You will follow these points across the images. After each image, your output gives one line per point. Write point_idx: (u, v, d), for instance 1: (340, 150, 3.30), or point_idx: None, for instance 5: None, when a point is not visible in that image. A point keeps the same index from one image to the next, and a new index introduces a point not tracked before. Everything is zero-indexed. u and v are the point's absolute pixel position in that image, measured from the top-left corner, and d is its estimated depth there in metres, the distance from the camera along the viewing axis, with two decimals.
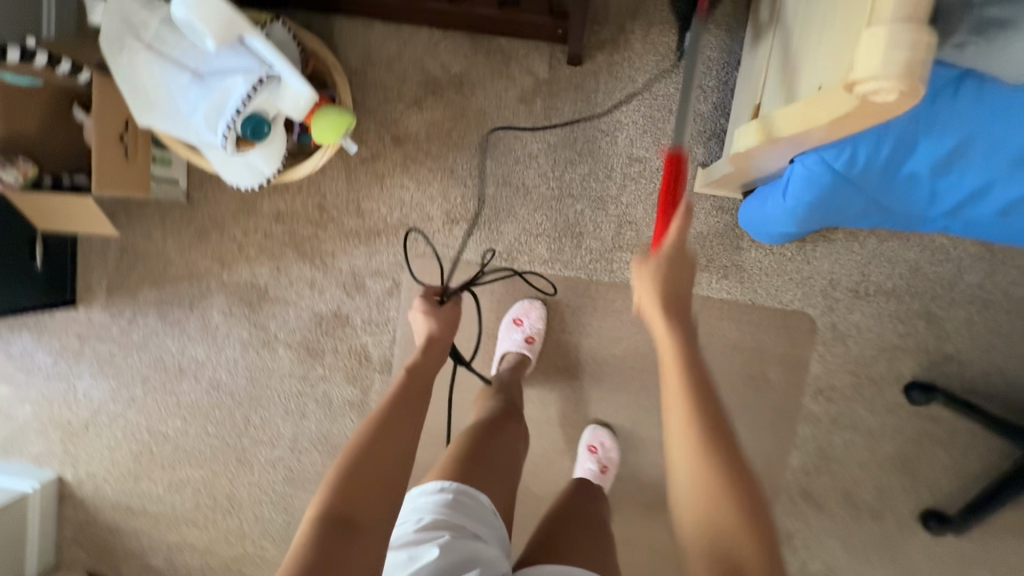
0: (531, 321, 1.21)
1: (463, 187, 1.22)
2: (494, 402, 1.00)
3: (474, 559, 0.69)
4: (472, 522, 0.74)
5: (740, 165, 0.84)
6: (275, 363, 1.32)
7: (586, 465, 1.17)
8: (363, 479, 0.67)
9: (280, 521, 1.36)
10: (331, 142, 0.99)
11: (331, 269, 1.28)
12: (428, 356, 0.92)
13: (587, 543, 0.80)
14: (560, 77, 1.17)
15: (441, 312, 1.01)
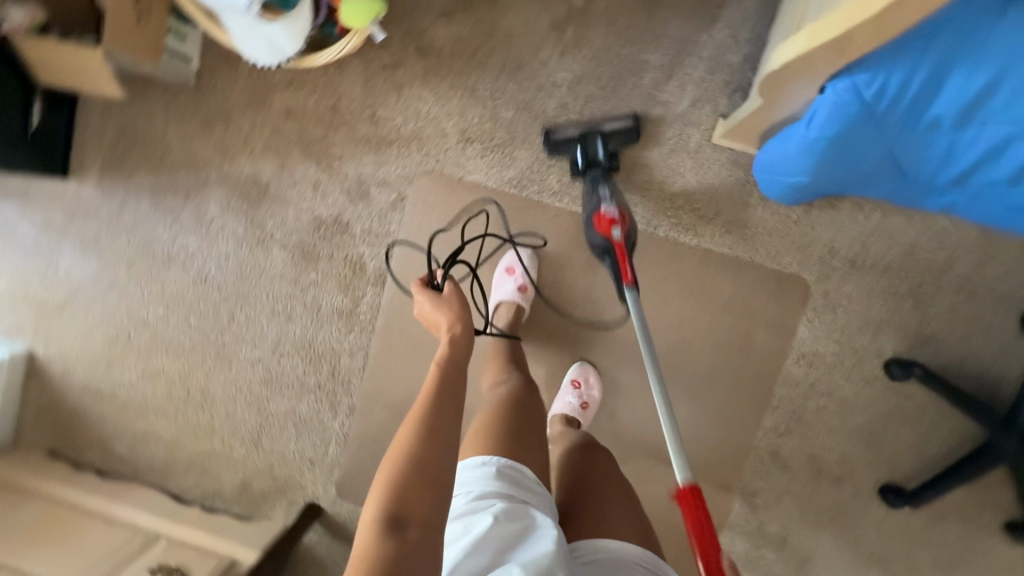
0: (522, 270, 1.21)
1: (482, 108, 1.21)
2: (508, 375, 0.98)
3: (532, 528, 0.68)
4: (522, 490, 0.73)
5: (767, 95, 0.86)
6: (268, 262, 1.30)
7: (569, 399, 1.17)
8: (409, 481, 0.63)
9: (252, 423, 1.35)
10: (361, 24, 1.00)
11: (337, 174, 1.26)
12: (453, 345, 0.85)
13: (631, 513, 0.81)
14: (595, 7, 1.16)
15: (456, 298, 0.92)
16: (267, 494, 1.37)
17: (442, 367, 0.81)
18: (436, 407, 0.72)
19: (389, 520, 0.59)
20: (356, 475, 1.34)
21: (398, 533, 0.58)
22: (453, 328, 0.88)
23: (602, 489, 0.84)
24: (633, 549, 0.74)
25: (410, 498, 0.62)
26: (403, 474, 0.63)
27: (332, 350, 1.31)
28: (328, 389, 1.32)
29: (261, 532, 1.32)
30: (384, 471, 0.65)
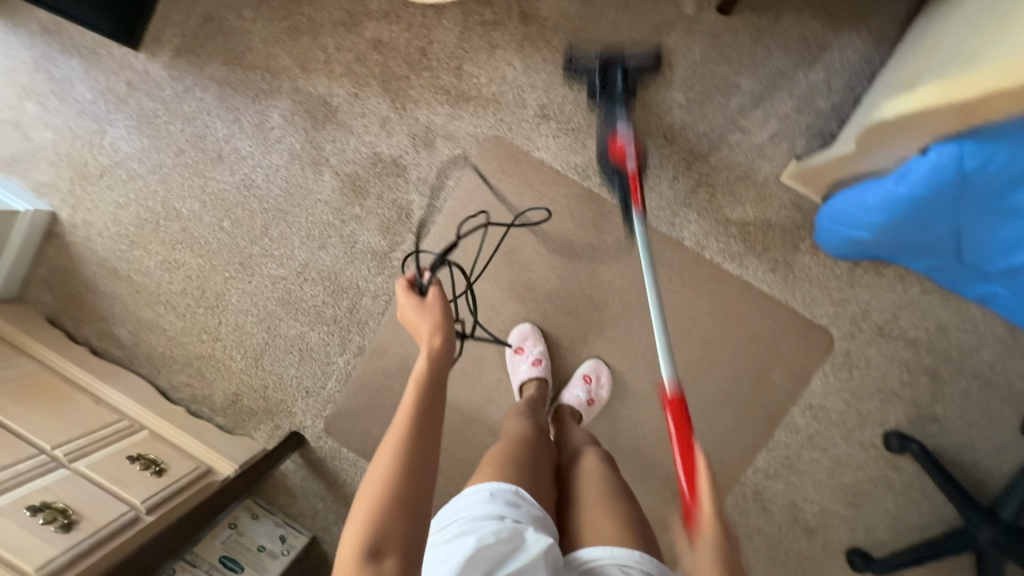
0: (531, 346, 1.23)
1: (568, 89, 1.21)
2: (523, 420, 0.98)
3: (524, 547, 0.65)
4: (512, 510, 0.70)
5: (870, 138, 0.87)
6: (316, 185, 1.29)
7: (577, 391, 1.19)
8: (390, 511, 0.57)
9: (258, 338, 1.34)
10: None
11: (408, 117, 1.25)
12: (433, 358, 0.76)
13: (619, 511, 0.76)
14: (703, 22, 1.18)
15: (440, 302, 0.83)
16: (254, 413, 1.35)
17: (420, 383, 0.72)
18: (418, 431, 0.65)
19: (365, 556, 0.54)
20: (348, 415, 1.33)
21: (375, 563, 0.54)
22: (433, 338, 0.79)
23: (596, 490, 0.80)
24: (624, 552, 0.69)
25: (388, 530, 0.56)
26: (383, 507, 0.57)
27: (356, 287, 1.30)
28: (342, 324, 1.31)
29: (242, 447, 1.30)
30: (360, 504, 0.58)
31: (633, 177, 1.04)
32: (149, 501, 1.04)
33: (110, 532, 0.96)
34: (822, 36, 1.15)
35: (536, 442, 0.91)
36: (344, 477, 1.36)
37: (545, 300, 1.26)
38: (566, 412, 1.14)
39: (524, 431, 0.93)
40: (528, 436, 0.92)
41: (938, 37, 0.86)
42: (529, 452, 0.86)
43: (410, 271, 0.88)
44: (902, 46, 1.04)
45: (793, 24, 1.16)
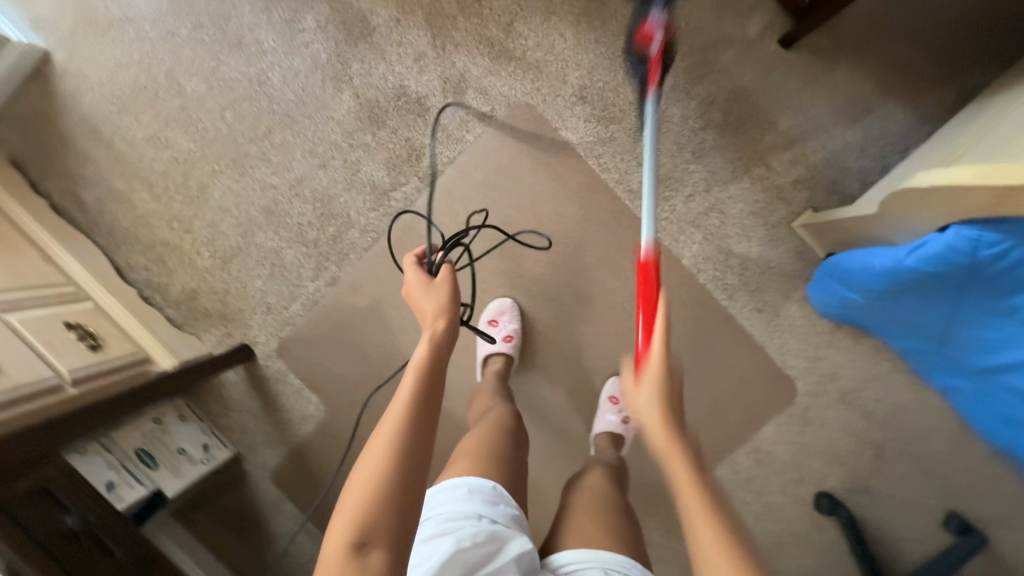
0: (505, 322, 1.21)
1: (612, 77, 1.18)
2: (496, 406, 0.96)
3: (501, 551, 0.64)
4: (489, 509, 0.69)
5: (895, 207, 0.86)
6: (333, 102, 1.23)
7: (612, 416, 1.18)
8: (381, 508, 0.56)
9: (232, 241, 1.28)
10: None
11: (444, 59, 1.20)
12: (434, 344, 0.76)
13: (609, 520, 0.76)
14: (763, 49, 1.14)
15: (449, 282, 0.83)
16: (208, 315, 1.30)
17: (421, 371, 0.71)
18: (416, 418, 0.65)
19: (350, 548, 0.52)
20: (304, 342, 1.29)
21: (360, 555, 0.52)
22: (436, 322, 0.79)
23: (592, 501, 0.81)
24: (612, 556, 0.68)
25: (375, 521, 0.55)
26: (374, 500, 0.56)
27: (346, 216, 1.25)
28: (321, 251, 1.27)
29: (187, 346, 1.26)
30: (350, 493, 0.57)
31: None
32: (77, 373, 0.99)
33: (29, 392, 0.90)
34: (874, 97, 1.13)
35: (512, 433, 0.88)
36: (284, 403, 1.32)
37: (531, 280, 1.23)
38: (604, 439, 1.14)
39: (502, 418, 0.91)
40: (502, 424, 0.89)
41: (983, 127, 0.86)
42: (507, 444, 0.84)
43: (421, 247, 0.90)
44: (948, 125, 1.03)
45: (851, 76, 1.13)
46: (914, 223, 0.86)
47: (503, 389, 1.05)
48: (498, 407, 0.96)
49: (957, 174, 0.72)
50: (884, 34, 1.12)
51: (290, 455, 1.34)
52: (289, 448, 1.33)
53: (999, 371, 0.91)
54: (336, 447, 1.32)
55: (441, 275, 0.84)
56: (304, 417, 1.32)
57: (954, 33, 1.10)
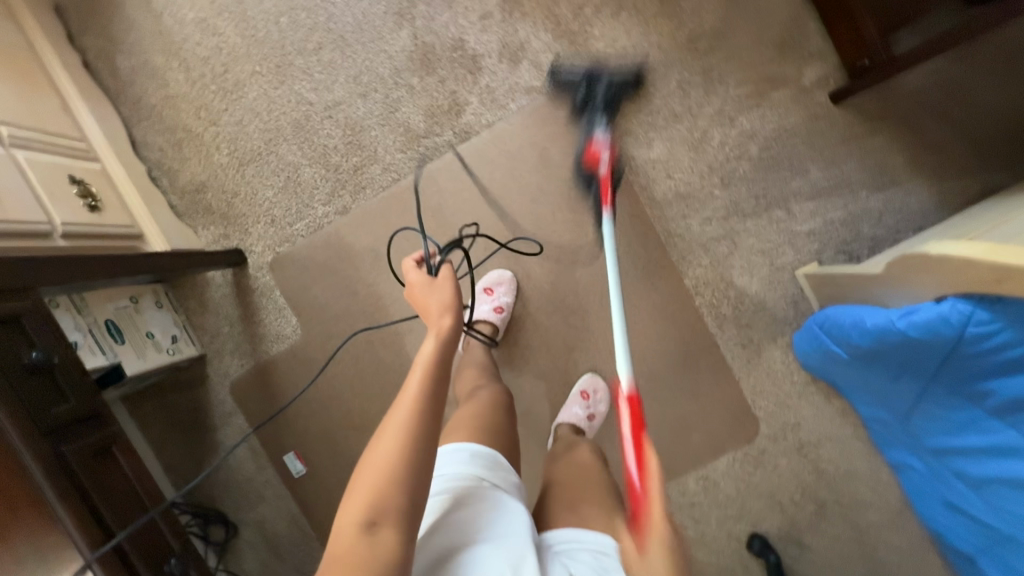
0: (500, 293, 1.23)
1: (664, 84, 1.18)
2: (487, 383, 0.99)
3: (504, 509, 0.71)
4: (490, 475, 0.75)
5: (900, 269, 0.89)
6: (389, 37, 1.23)
7: (578, 410, 1.21)
8: (391, 486, 0.62)
9: (253, 145, 1.27)
10: None
11: (508, 24, 1.20)
12: (442, 341, 0.78)
13: (597, 504, 0.78)
14: (813, 97, 1.16)
15: (451, 281, 0.85)
16: (211, 212, 1.28)
17: (428, 367, 0.74)
18: (425, 413, 0.70)
19: (361, 525, 0.59)
20: (298, 263, 1.29)
21: (370, 533, 0.59)
22: (443, 318, 0.81)
23: (582, 483, 0.83)
24: (608, 540, 0.71)
25: (386, 501, 0.61)
26: (387, 481, 0.63)
27: (373, 150, 1.25)
28: (340, 178, 1.26)
29: (181, 236, 1.25)
30: (367, 476, 0.63)
31: (605, 177, 1.09)
32: (68, 227, 0.97)
33: (16, 232, 0.88)
34: (903, 172, 1.16)
35: (500, 409, 0.90)
36: (262, 317, 1.31)
37: (535, 259, 1.25)
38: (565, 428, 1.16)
39: (491, 397, 0.93)
40: (494, 404, 0.91)
41: (999, 219, 0.89)
42: (499, 424, 0.86)
43: (417, 251, 0.91)
44: (965, 214, 1.06)
45: (888, 145, 1.16)
46: (920, 290, 0.87)
47: (492, 366, 1.06)
48: (488, 386, 0.97)
49: (971, 248, 0.75)
50: (928, 114, 1.14)
51: (254, 370, 1.33)
52: (255, 363, 1.33)
53: (953, 453, 0.94)
54: (302, 374, 1.32)
55: (441, 276, 0.85)
56: (278, 336, 1.31)
57: (995, 131, 1.13)
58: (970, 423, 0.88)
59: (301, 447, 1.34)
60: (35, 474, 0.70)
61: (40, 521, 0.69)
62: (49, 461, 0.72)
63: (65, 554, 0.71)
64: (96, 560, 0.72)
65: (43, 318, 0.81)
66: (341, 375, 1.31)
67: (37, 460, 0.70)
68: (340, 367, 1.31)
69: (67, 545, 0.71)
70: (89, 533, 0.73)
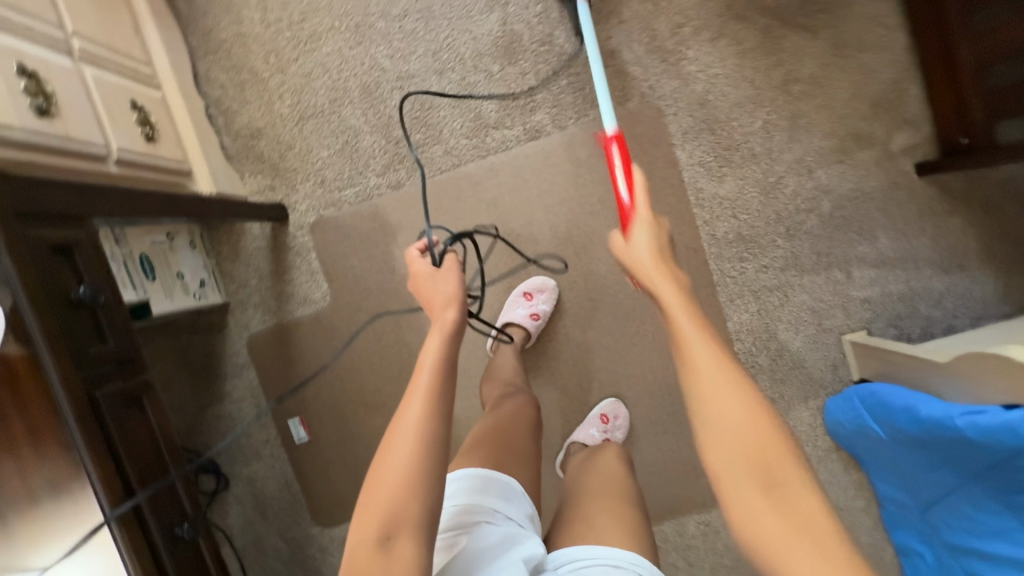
0: (539, 301, 1.20)
1: (750, 121, 1.14)
2: (519, 391, 0.97)
3: (520, 538, 0.67)
4: (503, 504, 0.71)
5: (973, 362, 0.87)
6: (477, 18, 1.18)
7: (594, 432, 1.17)
8: (402, 503, 0.58)
9: (318, 102, 1.23)
10: None
11: (602, 29, 1.15)
12: (446, 338, 0.69)
13: (612, 506, 0.74)
14: (899, 165, 1.12)
15: (456, 274, 0.76)
16: (261, 161, 1.25)
17: (431, 368, 0.66)
18: (432, 422, 0.63)
19: (374, 543, 0.56)
20: (339, 229, 1.25)
21: (384, 552, 0.56)
22: (445, 312, 0.72)
23: (600, 487, 0.79)
24: (618, 554, 0.65)
25: (398, 517, 0.57)
26: (394, 497, 0.58)
27: (438, 130, 1.21)
28: (399, 151, 1.22)
29: (228, 180, 1.21)
30: (374, 493, 0.59)
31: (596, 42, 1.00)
32: (123, 153, 0.92)
33: (73, 151, 0.84)
34: (973, 258, 1.12)
35: (529, 426, 0.89)
36: (293, 277, 1.28)
37: (580, 273, 1.22)
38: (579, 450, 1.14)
39: (519, 409, 0.91)
40: (524, 418, 0.89)
41: None
42: (525, 440, 0.85)
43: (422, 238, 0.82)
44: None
45: (965, 229, 1.12)
46: (1002, 390, 0.83)
47: (524, 376, 1.05)
48: (521, 394, 0.96)
49: None
50: (1013, 206, 1.11)
51: (275, 329, 1.30)
52: (277, 321, 1.30)
53: (968, 555, 0.92)
54: (322, 341, 1.29)
55: (444, 266, 0.77)
56: (304, 299, 1.28)
57: None
58: (997, 531, 0.85)
59: (307, 413, 1.32)
60: (61, 409, 0.61)
61: (65, 459, 0.62)
62: (79, 398, 0.62)
63: (83, 502, 0.63)
64: (113, 516, 0.62)
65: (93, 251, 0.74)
66: (361, 351, 1.28)
67: (66, 392, 0.61)
68: (362, 342, 1.28)
69: (83, 492, 0.62)
70: (109, 482, 0.63)
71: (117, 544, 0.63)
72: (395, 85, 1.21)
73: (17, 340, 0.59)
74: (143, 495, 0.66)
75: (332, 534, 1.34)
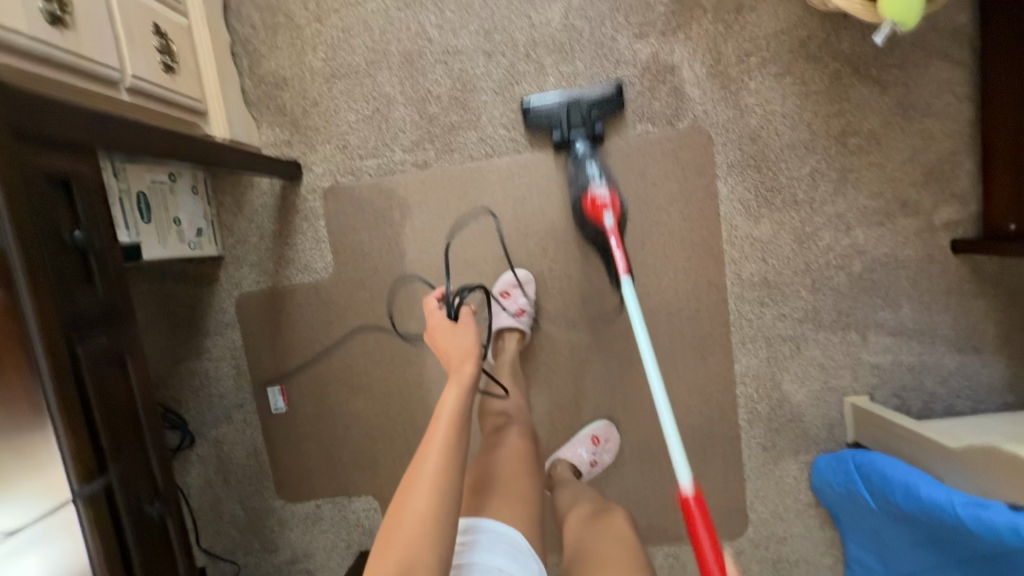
0: (518, 296, 1.16)
1: (798, 166, 1.10)
2: (519, 426, 1.00)
3: None
4: (512, 564, 0.71)
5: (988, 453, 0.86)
6: (538, 5, 1.11)
7: (583, 452, 1.17)
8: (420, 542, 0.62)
9: (354, 61, 1.14)
10: (896, 20, 0.84)
11: (668, 42, 1.09)
12: (464, 389, 0.76)
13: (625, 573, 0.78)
14: (936, 238, 1.10)
15: (472, 329, 0.85)
16: (282, 113, 1.16)
17: (450, 417, 0.73)
18: (450, 467, 0.68)
19: None
20: (355, 201, 1.18)
21: None
22: (463, 363, 0.79)
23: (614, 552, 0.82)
24: None
25: (417, 557, 0.61)
26: (414, 536, 0.62)
27: (477, 116, 1.14)
28: (432, 130, 1.15)
29: (244, 128, 1.13)
30: (397, 532, 0.63)
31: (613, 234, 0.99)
32: (138, 82, 0.83)
33: (84, 71, 0.74)
34: (987, 343, 1.12)
35: (526, 457, 0.93)
36: (297, 242, 1.21)
37: (596, 289, 1.18)
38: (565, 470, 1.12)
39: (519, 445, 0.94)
40: (519, 450, 0.93)
41: None
42: (530, 476, 0.89)
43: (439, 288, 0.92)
44: None
45: (986, 313, 1.11)
46: (1012, 492, 0.83)
47: (526, 407, 1.05)
48: (515, 425, 0.99)
49: None
50: None
51: (268, 293, 1.23)
52: (272, 285, 1.22)
53: None
54: (317, 313, 1.23)
55: (462, 322, 0.86)
56: (305, 267, 1.21)
57: None
58: None
59: (288, 384, 1.26)
60: (36, 365, 0.53)
61: (31, 419, 0.53)
62: (61, 359, 0.54)
63: (47, 476, 0.55)
64: (82, 496, 0.56)
65: None
66: (356, 330, 1.22)
67: (45, 347, 0.53)
68: (358, 321, 1.22)
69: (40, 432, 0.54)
70: (79, 446, 0.55)
71: (82, 526, 0.56)
72: (439, 59, 1.13)
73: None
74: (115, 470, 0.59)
75: (294, 509, 1.30)
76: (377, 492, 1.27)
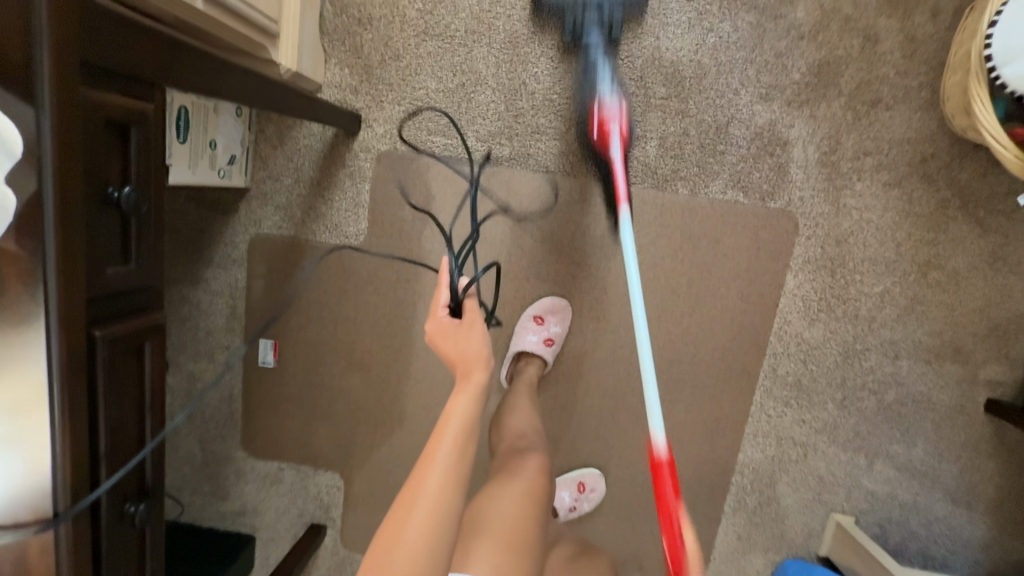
0: (552, 322, 1.10)
1: (872, 282, 1.05)
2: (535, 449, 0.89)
3: None
4: None
5: None
6: (668, 29, 1.01)
7: (566, 497, 1.13)
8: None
9: (453, 26, 1.02)
10: None
11: (789, 114, 1.01)
12: (473, 404, 0.62)
13: None
14: (973, 391, 1.08)
15: (484, 330, 0.67)
16: (356, 54, 1.03)
17: (454, 442, 0.61)
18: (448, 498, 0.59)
19: None
20: (409, 173, 1.07)
21: None
22: (474, 369, 0.64)
23: None
24: None
25: None
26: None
27: (566, 126, 1.04)
28: (514, 126, 1.04)
29: (312, 60, 1.00)
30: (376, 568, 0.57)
31: None
32: None
33: None
34: (982, 502, 1.12)
35: (536, 498, 0.80)
36: (335, 199, 1.09)
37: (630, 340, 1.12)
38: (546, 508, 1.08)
39: (536, 478, 0.82)
40: (531, 489, 0.80)
41: None
42: (534, 526, 0.76)
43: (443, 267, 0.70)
44: None
45: (991, 474, 1.11)
46: None
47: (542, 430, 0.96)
48: (534, 452, 0.87)
49: None
50: None
51: (289, 242, 1.12)
52: (295, 235, 1.12)
53: None
54: (333, 278, 1.13)
55: (467, 319, 0.66)
56: (336, 228, 1.11)
57: None
58: None
59: (282, 341, 1.17)
60: (46, 358, 0.47)
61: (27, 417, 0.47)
62: (77, 351, 0.48)
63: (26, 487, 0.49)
64: (66, 516, 0.50)
65: (152, 132, 0.56)
66: (368, 306, 1.13)
67: (62, 336, 0.47)
68: (376, 299, 1.13)
69: (36, 400, 0.47)
70: (75, 420, 0.49)
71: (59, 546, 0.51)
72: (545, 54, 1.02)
73: (29, 248, 0.45)
74: (107, 487, 0.53)
75: (254, 464, 1.23)
76: (345, 472, 1.21)
